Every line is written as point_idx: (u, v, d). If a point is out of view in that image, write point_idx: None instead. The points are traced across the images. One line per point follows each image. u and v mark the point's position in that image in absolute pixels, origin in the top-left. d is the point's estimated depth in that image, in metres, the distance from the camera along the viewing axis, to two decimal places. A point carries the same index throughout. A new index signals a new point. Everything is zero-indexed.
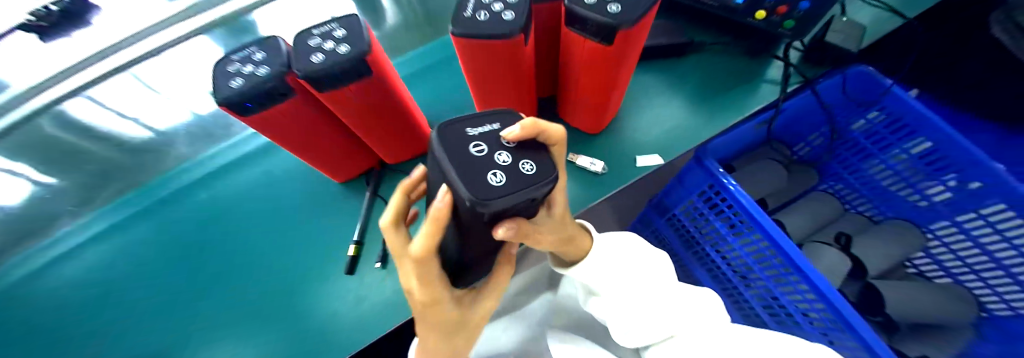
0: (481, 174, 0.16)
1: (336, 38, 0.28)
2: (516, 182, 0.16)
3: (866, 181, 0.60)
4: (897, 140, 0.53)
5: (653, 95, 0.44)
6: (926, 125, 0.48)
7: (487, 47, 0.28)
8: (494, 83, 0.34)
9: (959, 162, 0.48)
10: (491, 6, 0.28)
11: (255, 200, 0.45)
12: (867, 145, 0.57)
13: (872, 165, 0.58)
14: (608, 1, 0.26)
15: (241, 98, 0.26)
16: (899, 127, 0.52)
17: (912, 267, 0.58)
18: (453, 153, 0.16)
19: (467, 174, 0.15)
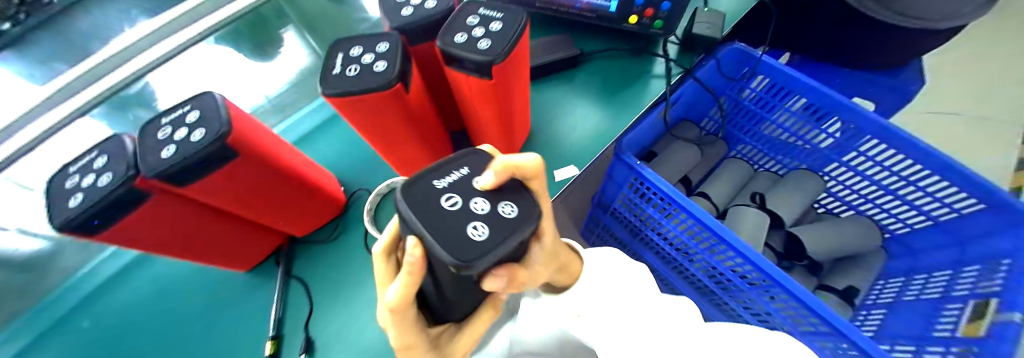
0: (458, 227, 0.14)
1: (189, 123, 0.25)
2: (507, 230, 0.15)
3: (766, 141, 0.68)
4: (782, 101, 0.60)
5: (556, 108, 0.47)
6: (805, 87, 0.55)
7: (365, 104, 0.25)
8: (391, 136, 0.32)
9: (835, 111, 0.55)
10: (358, 59, 0.26)
11: (179, 294, 0.44)
12: (758, 110, 0.64)
13: (767, 127, 0.66)
14: (478, 37, 0.26)
15: (83, 217, 0.22)
16: (781, 92, 0.59)
17: (822, 207, 0.67)
18: (429, 218, 0.14)
19: (454, 238, 0.13)
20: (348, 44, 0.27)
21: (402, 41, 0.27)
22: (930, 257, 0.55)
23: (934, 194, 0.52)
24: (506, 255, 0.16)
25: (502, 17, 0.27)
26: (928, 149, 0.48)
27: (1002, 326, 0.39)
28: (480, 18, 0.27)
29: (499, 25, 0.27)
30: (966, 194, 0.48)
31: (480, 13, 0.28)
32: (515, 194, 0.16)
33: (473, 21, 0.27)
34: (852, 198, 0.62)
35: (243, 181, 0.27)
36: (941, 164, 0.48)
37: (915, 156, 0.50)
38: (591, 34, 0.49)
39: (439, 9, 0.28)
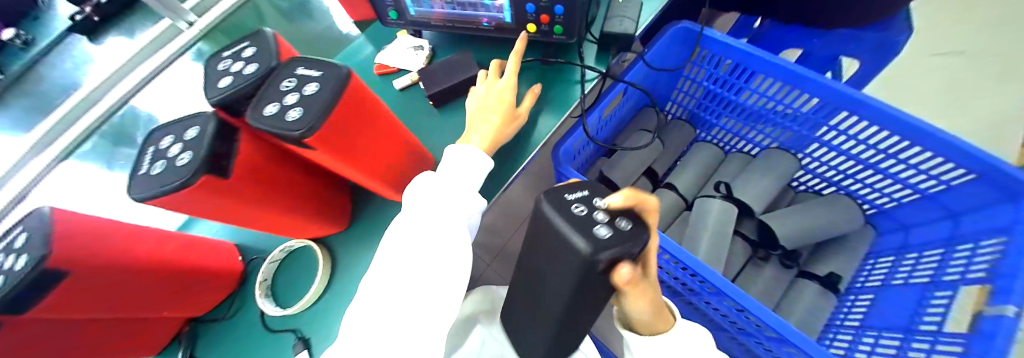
0: (586, 229, 0.18)
1: (14, 249, 0.23)
2: (626, 240, 0.18)
3: (734, 122, 0.62)
4: (745, 81, 0.54)
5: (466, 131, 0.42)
6: (761, 63, 0.49)
7: (180, 201, 0.23)
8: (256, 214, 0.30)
9: (798, 85, 0.48)
10: (167, 152, 0.24)
11: None
12: (720, 90, 0.58)
13: (731, 107, 0.60)
14: (289, 105, 0.23)
15: None
16: (740, 70, 0.53)
17: (801, 184, 0.62)
18: (565, 217, 0.19)
19: (579, 226, 0.18)
20: (168, 132, 0.25)
21: (214, 117, 0.25)
22: (922, 232, 0.49)
23: (916, 165, 0.45)
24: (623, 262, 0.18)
25: (320, 75, 0.23)
26: (899, 117, 0.41)
27: (993, 321, 0.32)
28: (294, 81, 0.23)
29: (309, 86, 0.23)
30: (950, 162, 0.41)
31: (299, 73, 0.24)
32: (635, 221, 0.18)
33: (287, 85, 0.23)
34: (830, 174, 0.57)
35: (97, 288, 0.26)
36: (918, 131, 0.41)
37: (889, 126, 0.43)
38: (501, 44, 0.45)
39: (258, 73, 0.25)
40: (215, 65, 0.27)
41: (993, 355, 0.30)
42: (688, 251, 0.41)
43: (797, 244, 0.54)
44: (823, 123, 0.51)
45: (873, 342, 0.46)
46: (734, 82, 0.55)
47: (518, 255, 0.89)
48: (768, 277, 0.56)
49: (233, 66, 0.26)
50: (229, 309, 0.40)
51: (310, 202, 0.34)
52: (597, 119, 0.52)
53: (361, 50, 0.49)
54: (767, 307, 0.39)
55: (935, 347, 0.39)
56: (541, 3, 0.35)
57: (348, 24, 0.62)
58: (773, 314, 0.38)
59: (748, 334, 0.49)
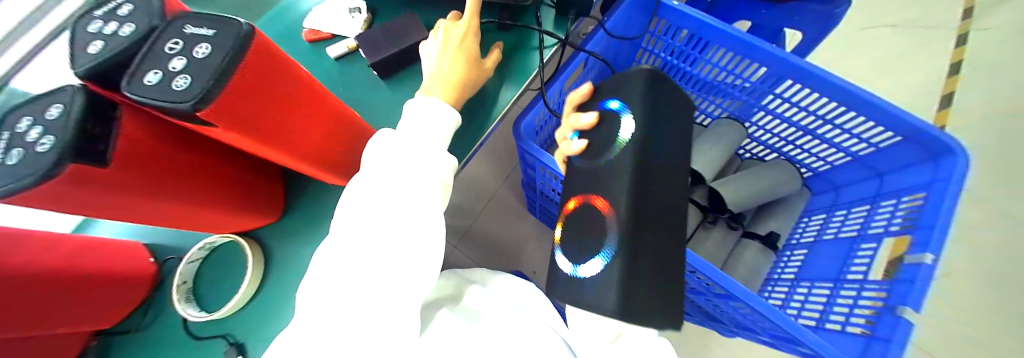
0: (668, 93, 0.30)
1: None
2: (680, 113, 0.30)
3: (690, 93, 0.63)
4: (700, 52, 0.54)
5: None
6: (716, 32, 0.49)
7: (45, 197, 0.18)
8: (156, 209, 0.25)
9: (750, 55, 0.49)
10: (24, 141, 0.18)
11: None
12: (676, 62, 0.59)
13: (688, 78, 0.61)
14: (175, 72, 0.18)
15: None
16: (696, 41, 0.53)
17: (747, 152, 0.66)
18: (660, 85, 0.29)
19: (669, 94, 0.30)
20: (19, 114, 0.18)
21: (81, 91, 0.18)
22: (850, 192, 0.54)
23: (850, 129, 0.49)
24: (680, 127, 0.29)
25: (213, 33, 0.19)
26: (841, 85, 0.44)
27: (913, 268, 0.36)
28: (181, 42, 0.18)
29: (200, 47, 0.18)
30: (881, 127, 0.45)
31: (188, 32, 0.19)
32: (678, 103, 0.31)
33: (172, 48, 0.18)
34: (773, 141, 0.61)
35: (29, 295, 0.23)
36: (858, 99, 0.44)
37: (830, 94, 0.46)
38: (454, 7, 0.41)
39: (135, 35, 0.19)
40: (81, 25, 0.20)
41: (912, 298, 0.35)
42: None
43: (741, 205, 0.58)
44: (770, 93, 0.53)
45: (806, 292, 0.51)
46: (689, 53, 0.56)
47: (486, 233, 0.90)
48: (715, 240, 0.59)
49: (104, 27, 0.20)
50: (144, 319, 0.36)
51: (212, 190, 0.29)
52: (559, 91, 0.50)
53: (286, 13, 0.43)
54: (719, 268, 0.41)
55: (862, 289, 0.43)
56: None
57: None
58: (725, 274, 0.40)
59: (699, 293, 0.53)
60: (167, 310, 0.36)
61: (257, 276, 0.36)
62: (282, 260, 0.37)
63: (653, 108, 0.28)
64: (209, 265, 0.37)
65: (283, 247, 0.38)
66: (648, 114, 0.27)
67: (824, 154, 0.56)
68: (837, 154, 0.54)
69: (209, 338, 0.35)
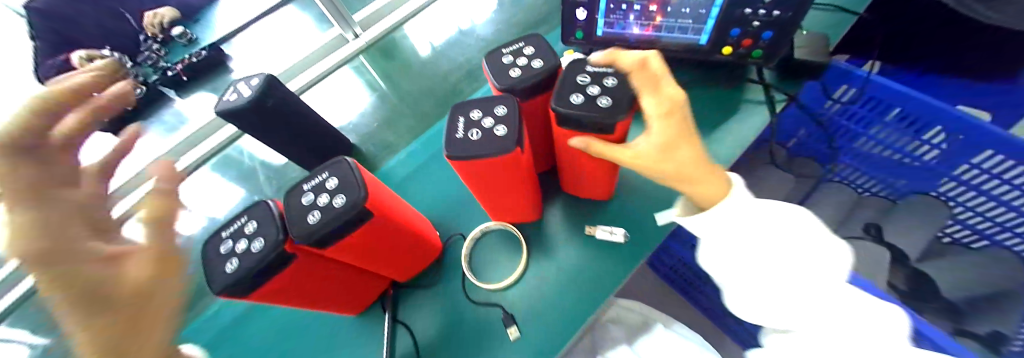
0: (295, 222, 0.26)
1: (330, 189, 0.26)
2: (241, 267, 0.25)
3: (867, 160, 0.55)
4: (874, 113, 0.48)
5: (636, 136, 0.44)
6: (903, 97, 0.43)
7: (482, 164, 0.26)
8: (498, 184, 0.31)
9: (933, 117, 0.42)
10: (236, 251, 0.26)
11: None
12: (852, 127, 0.52)
13: (861, 143, 0.54)
14: (596, 95, 0.27)
15: (245, 281, 0.25)
16: (874, 103, 0.47)
17: (948, 236, 0.53)
18: (218, 256, 0.26)
19: (239, 234, 0.27)
20: (456, 112, 0.28)
21: (518, 105, 0.27)
22: None
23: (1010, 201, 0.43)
24: (253, 270, 0.25)
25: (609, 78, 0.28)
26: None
27: None
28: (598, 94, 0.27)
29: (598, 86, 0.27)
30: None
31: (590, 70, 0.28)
32: (253, 236, 0.26)
33: (584, 80, 0.28)
34: (985, 227, 0.49)
35: (368, 242, 0.29)
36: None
37: (1004, 149, 0.39)
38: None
39: (547, 67, 0.29)
40: (494, 57, 0.31)
41: None
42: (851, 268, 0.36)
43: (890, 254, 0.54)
44: (967, 160, 0.44)
45: None
46: (860, 114, 0.50)
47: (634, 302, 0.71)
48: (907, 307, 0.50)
49: (517, 60, 0.30)
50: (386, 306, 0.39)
51: (525, 188, 0.33)
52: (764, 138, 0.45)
53: None
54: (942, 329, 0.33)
55: None
56: (750, 28, 0.38)
57: (458, 63, 0.64)
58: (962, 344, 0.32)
59: None
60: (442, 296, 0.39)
61: (496, 257, 0.40)
62: (489, 276, 0.39)
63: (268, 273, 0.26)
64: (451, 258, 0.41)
65: (498, 259, 0.40)
66: (277, 260, 0.25)
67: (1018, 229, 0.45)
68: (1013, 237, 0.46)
69: (485, 307, 0.37)
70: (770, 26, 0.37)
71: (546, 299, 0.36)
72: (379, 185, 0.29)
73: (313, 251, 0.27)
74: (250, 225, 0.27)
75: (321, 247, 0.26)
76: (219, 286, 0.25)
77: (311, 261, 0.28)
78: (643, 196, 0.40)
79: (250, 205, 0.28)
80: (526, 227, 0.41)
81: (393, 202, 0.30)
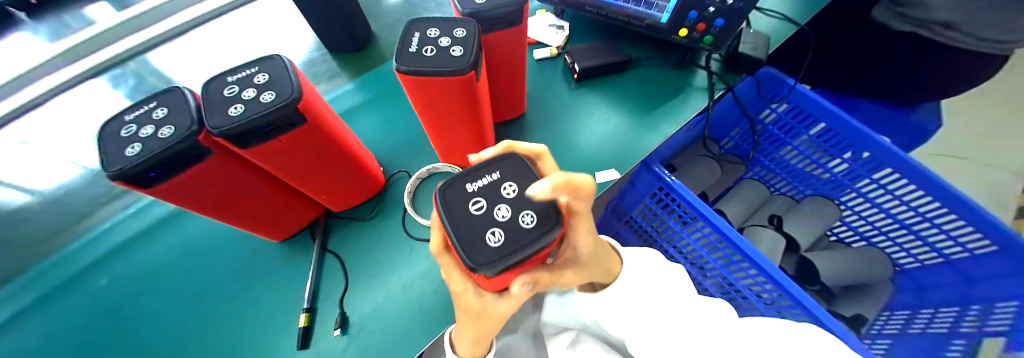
0: (217, 111, 0.24)
1: (259, 84, 0.24)
2: (142, 151, 0.22)
3: (785, 167, 0.63)
4: (805, 127, 0.56)
5: (586, 102, 0.46)
6: (829, 112, 0.51)
7: (431, 86, 0.26)
8: (444, 112, 0.30)
9: (854, 140, 0.51)
10: (140, 135, 0.23)
11: (92, 301, 0.38)
12: (780, 134, 0.59)
13: (787, 152, 0.61)
14: (504, 221, 0.19)
15: (141, 168, 0.22)
16: (803, 115, 0.55)
17: (833, 235, 0.62)
18: (120, 138, 0.24)
19: (149, 119, 0.24)
20: (411, 30, 0.27)
21: (479, 31, 0.27)
22: (937, 294, 0.48)
23: (897, 216, 0.51)
24: (149, 158, 0.22)
25: (500, 175, 0.21)
26: (936, 180, 0.43)
27: None
28: (486, 203, 0.20)
29: (496, 177, 0.21)
30: (950, 212, 0.44)
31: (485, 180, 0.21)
32: (161, 122, 0.24)
33: (474, 188, 0.20)
34: (864, 229, 0.57)
35: (298, 150, 0.27)
36: (917, 173, 0.45)
37: (904, 172, 0.47)
38: (619, 47, 0.48)
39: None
40: None
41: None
42: (747, 239, 0.41)
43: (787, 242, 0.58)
44: (866, 175, 0.53)
45: None
46: (792, 126, 0.57)
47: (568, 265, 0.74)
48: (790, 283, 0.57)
49: None
50: (320, 236, 0.39)
51: (475, 126, 0.33)
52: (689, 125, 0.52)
53: None
54: (820, 303, 0.38)
55: None
56: (705, 13, 0.40)
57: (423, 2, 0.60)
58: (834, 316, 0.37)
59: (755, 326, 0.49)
60: (377, 229, 0.39)
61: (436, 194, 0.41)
62: (425, 214, 0.39)
63: (177, 166, 0.23)
64: (392, 195, 0.41)
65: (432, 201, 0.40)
66: (186, 151, 0.22)
67: (888, 231, 0.54)
68: (886, 242, 0.55)
69: (425, 243, 0.38)
70: (725, 14, 0.39)
71: None
72: (317, 95, 0.28)
73: (230, 148, 0.25)
74: (161, 111, 0.24)
75: (234, 142, 0.24)
76: (111, 168, 0.22)
77: (219, 162, 0.25)
78: (587, 152, 0.42)
79: (174, 90, 0.26)
80: None
81: (335, 118, 0.29)
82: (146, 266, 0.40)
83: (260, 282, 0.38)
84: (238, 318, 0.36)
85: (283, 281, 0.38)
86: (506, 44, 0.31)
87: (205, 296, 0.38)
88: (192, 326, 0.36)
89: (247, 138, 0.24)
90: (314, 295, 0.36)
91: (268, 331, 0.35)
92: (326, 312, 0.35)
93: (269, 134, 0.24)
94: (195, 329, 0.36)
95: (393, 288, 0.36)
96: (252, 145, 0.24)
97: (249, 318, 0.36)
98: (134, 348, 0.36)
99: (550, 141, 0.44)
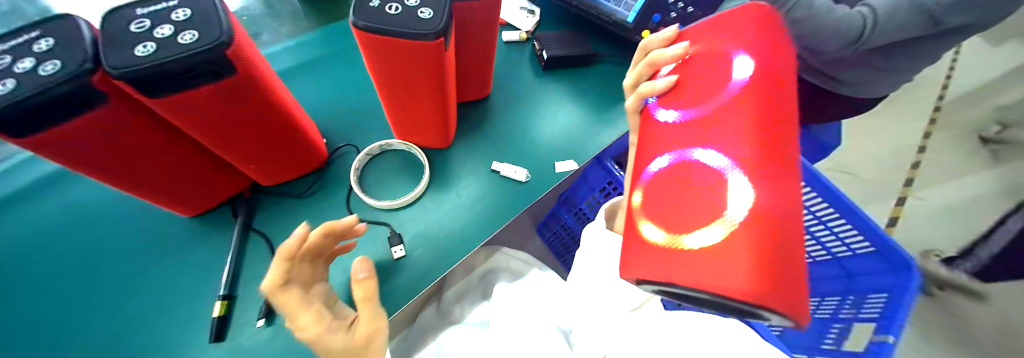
0: (123, 48, 0.19)
1: (179, 21, 0.21)
2: (15, 89, 0.18)
3: None
4: None
5: (549, 92, 0.47)
6: None
7: (393, 47, 0.24)
8: (404, 79, 0.28)
9: None
10: (12, 69, 0.19)
11: None
12: None
13: None
14: None
15: (13, 111, 0.17)
16: None
17: None
18: None
19: (27, 51, 0.19)
20: None
21: None
22: None
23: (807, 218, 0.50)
24: (23, 97, 0.17)
25: None
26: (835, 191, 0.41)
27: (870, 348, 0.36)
28: None
29: None
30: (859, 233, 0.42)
31: None
32: (44, 55, 0.19)
33: None
34: None
35: (226, 105, 0.24)
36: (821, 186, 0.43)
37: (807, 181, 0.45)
38: (587, 42, 0.49)
39: None
40: None
41: None
42: None
43: None
44: None
45: None
46: None
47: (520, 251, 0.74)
48: None
49: None
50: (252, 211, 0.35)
51: (438, 101, 0.31)
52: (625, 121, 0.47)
53: None
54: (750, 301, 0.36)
55: None
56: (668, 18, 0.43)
57: None
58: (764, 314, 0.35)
59: None
60: (321, 207, 0.36)
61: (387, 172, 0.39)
62: (375, 194, 0.37)
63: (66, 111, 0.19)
64: (340, 171, 0.38)
65: (383, 180, 0.38)
66: (76, 92, 0.18)
67: None
68: None
69: (373, 223, 0.35)
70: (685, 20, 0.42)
71: (435, 224, 0.36)
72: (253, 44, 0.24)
73: (136, 97, 0.21)
74: (44, 43, 0.20)
75: (144, 88, 0.20)
76: None
77: (117, 113, 0.21)
78: (547, 140, 0.43)
79: (65, 19, 0.21)
80: (431, 151, 0.40)
81: (274, 75, 0.26)
82: (15, 235, 0.33)
83: (174, 262, 0.34)
84: (145, 301, 0.32)
85: (199, 261, 0.34)
86: (476, 18, 0.30)
87: (101, 274, 0.32)
88: (83, 309, 0.31)
89: (158, 84, 0.20)
90: (234, 280, 0.32)
91: (181, 316, 0.31)
92: (254, 296, 0.32)
93: (188, 82, 0.21)
94: (83, 312, 0.31)
95: (334, 271, 0.33)
96: (167, 95, 0.21)
97: (158, 301, 0.32)
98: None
99: (510, 126, 0.43)
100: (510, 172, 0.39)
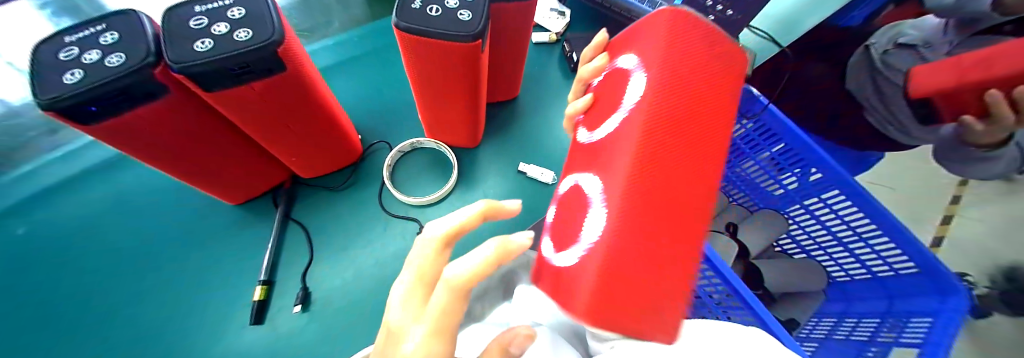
0: (181, 43, 0.20)
1: (234, 20, 0.21)
2: (82, 79, 0.19)
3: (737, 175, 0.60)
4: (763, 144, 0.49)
5: None
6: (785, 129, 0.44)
7: (431, 48, 0.24)
8: (439, 79, 0.28)
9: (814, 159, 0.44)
10: (81, 61, 0.20)
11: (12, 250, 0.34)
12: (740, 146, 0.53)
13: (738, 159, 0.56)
14: None
15: (78, 99, 0.18)
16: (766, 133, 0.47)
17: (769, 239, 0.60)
18: (56, 62, 0.20)
19: (94, 44, 0.20)
20: None
21: None
22: None
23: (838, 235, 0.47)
24: (89, 87, 0.18)
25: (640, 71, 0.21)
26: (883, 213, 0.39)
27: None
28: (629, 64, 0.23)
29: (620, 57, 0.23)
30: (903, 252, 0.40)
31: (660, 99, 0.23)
32: (109, 48, 0.20)
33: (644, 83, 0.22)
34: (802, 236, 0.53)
35: (272, 102, 0.25)
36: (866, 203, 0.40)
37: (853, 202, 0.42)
38: None
39: None
40: None
41: None
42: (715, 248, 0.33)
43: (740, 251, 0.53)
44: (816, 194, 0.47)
45: None
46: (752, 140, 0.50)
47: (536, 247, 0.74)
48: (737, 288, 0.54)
49: None
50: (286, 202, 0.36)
51: (471, 102, 0.32)
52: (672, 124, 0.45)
53: None
54: None
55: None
56: None
57: None
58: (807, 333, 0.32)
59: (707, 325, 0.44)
60: (351, 202, 0.37)
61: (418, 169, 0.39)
62: (405, 190, 0.38)
63: (127, 102, 0.20)
64: (371, 167, 0.39)
65: (413, 178, 0.38)
66: (139, 84, 0.19)
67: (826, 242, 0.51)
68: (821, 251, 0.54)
69: (401, 220, 0.36)
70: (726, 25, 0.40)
71: None
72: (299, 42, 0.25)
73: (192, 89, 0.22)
74: (109, 36, 0.21)
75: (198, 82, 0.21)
76: (43, 95, 0.18)
77: (174, 103, 0.22)
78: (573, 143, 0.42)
79: (127, 14, 0.22)
80: (458, 149, 0.41)
81: (316, 72, 0.27)
82: (79, 215, 0.35)
83: (213, 248, 0.35)
84: (188, 284, 0.33)
85: (235, 248, 0.35)
86: (512, 19, 0.30)
87: (148, 256, 0.34)
88: (133, 288, 0.33)
89: (213, 79, 0.21)
90: (272, 267, 0.34)
91: (220, 300, 0.33)
92: (289, 284, 0.33)
93: (239, 77, 0.21)
94: (136, 289, 0.33)
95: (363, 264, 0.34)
96: (219, 89, 0.22)
97: (199, 284, 0.33)
98: (61, 305, 0.32)
99: (536, 127, 0.43)
100: (538, 173, 0.39)
